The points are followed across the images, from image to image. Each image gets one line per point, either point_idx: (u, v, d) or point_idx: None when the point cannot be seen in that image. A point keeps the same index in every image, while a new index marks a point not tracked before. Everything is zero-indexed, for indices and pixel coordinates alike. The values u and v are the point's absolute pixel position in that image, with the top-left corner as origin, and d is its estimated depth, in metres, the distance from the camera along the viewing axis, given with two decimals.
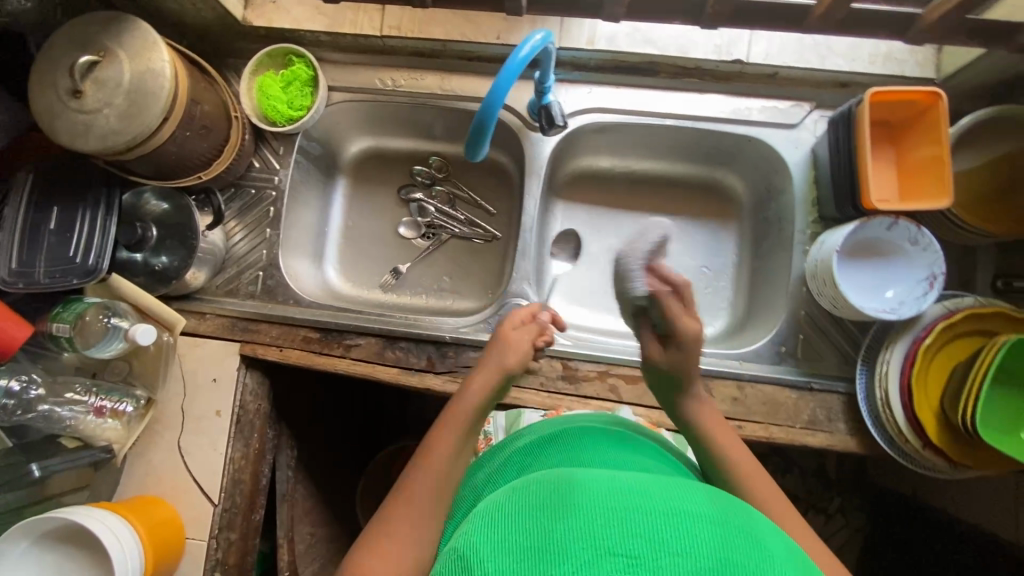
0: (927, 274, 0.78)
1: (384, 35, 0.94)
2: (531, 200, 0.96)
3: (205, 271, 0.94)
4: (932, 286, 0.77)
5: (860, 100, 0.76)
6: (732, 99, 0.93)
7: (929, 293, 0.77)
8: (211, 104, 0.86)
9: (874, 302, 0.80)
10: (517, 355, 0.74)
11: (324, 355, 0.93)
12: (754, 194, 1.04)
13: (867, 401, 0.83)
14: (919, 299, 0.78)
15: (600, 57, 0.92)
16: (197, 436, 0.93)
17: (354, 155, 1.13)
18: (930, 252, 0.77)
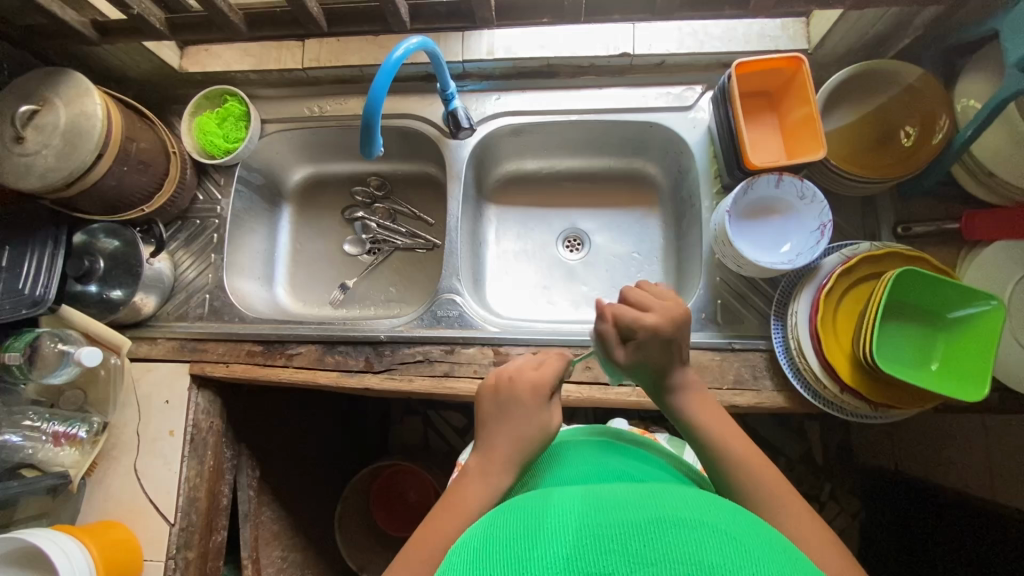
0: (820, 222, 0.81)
1: (306, 67, 1.03)
2: (455, 203, 1.03)
3: (154, 298, 1.00)
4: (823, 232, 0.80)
5: (729, 74, 0.83)
6: (629, 90, 1.00)
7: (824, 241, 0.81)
8: (149, 141, 0.94)
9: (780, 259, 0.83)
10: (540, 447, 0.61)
11: (268, 366, 0.97)
12: (670, 178, 1.10)
13: (785, 353, 0.85)
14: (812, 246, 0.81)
15: (501, 65, 1.00)
16: (152, 457, 0.96)
17: (298, 183, 1.21)
18: (816, 203, 0.82)
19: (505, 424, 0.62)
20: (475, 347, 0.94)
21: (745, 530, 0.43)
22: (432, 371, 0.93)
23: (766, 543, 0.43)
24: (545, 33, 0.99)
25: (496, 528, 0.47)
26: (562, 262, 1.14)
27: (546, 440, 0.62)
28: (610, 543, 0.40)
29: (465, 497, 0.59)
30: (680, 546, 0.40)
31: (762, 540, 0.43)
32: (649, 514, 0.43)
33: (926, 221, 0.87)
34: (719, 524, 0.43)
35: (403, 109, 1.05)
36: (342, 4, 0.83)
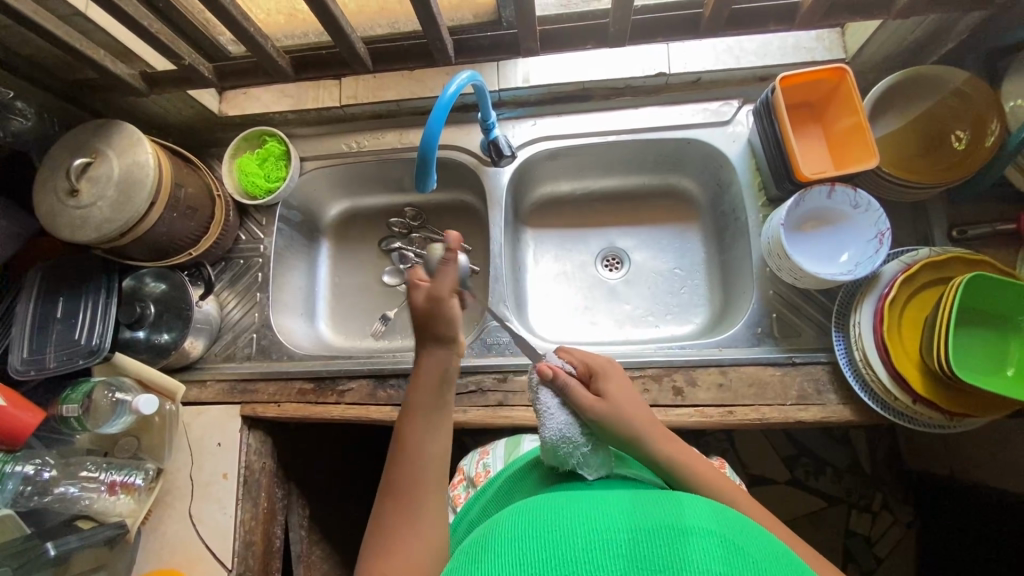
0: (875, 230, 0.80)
1: (344, 104, 1.04)
2: (497, 229, 1.03)
3: (202, 340, 1.00)
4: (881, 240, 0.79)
5: (773, 87, 0.83)
6: (664, 108, 1.01)
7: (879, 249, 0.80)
8: (195, 186, 0.95)
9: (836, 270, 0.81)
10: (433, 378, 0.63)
11: (320, 404, 0.96)
12: (708, 192, 1.10)
13: (849, 365, 0.84)
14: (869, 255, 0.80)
15: (538, 92, 1.01)
16: (207, 502, 0.95)
17: (334, 218, 1.22)
18: (873, 212, 0.80)
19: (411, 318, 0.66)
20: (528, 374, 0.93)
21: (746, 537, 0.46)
22: (485, 401, 0.92)
23: (768, 554, 0.45)
24: (581, 59, 1.00)
25: (499, 528, 0.48)
26: (602, 282, 1.14)
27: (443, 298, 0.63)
28: (617, 549, 0.43)
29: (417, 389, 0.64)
30: (692, 556, 0.41)
31: (762, 546, 0.45)
32: (655, 521, 0.45)
33: (980, 224, 0.86)
34: (722, 533, 0.44)
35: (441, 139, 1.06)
36: (388, 44, 0.84)
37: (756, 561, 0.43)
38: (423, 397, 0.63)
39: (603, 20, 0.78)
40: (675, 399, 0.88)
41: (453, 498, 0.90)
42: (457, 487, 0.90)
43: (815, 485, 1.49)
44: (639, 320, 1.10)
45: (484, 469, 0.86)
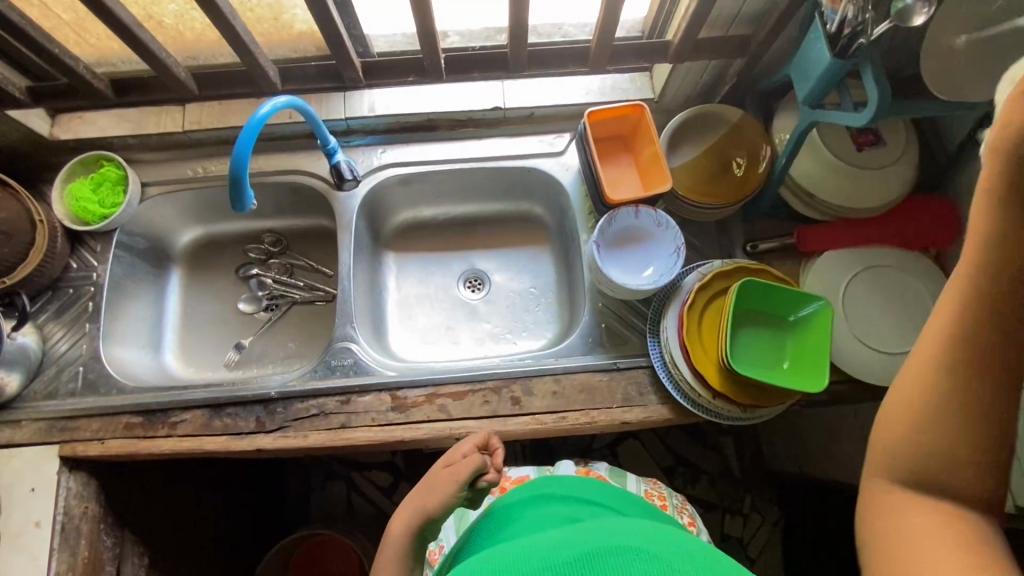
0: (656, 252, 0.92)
1: (187, 130, 1.04)
2: (348, 251, 1.04)
3: (17, 377, 0.93)
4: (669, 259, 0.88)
5: (582, 121, 0.92)
6: (504, 139, 1.09)
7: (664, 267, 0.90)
8: (9, 211, 0.90)
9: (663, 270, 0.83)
10: (401, 540, 0.83)
11: (149, 438, 0.91)
12: (555, 216, 1.18)
13: (663, 369, 0.91)
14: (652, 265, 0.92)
15: (383, 120, 1.06)
16: (14, 555, 0.87)
17: (188, 245, 1.19)
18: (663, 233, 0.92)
19: (442, 468, 0.85)
20: (372, 394, 0.93)
21: (666, 548, 0.59)
22: (328, 423, 0.91)
23: (681, 553, 0.58)
24: (422, 91, 1.07)
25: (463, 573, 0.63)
26: (463, 303, 1.19)
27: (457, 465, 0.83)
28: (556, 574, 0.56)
29: (409, 506, 0.85)
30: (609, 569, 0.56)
31: (693, 559, 0.57)
32: (596, 545, 0.59)
33: (770, 239, 0.99)
34: (648, 548, 0.58)
35: (289, 165, 1.08)
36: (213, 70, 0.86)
37: (667, 564, 0.56)
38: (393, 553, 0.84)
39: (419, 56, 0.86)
40: (513, 410, 0.92)
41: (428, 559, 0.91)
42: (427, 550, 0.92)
43: (691, 492, 1.58)
44: (496, 338, 1.15)
45: (437, 547, 0.91)
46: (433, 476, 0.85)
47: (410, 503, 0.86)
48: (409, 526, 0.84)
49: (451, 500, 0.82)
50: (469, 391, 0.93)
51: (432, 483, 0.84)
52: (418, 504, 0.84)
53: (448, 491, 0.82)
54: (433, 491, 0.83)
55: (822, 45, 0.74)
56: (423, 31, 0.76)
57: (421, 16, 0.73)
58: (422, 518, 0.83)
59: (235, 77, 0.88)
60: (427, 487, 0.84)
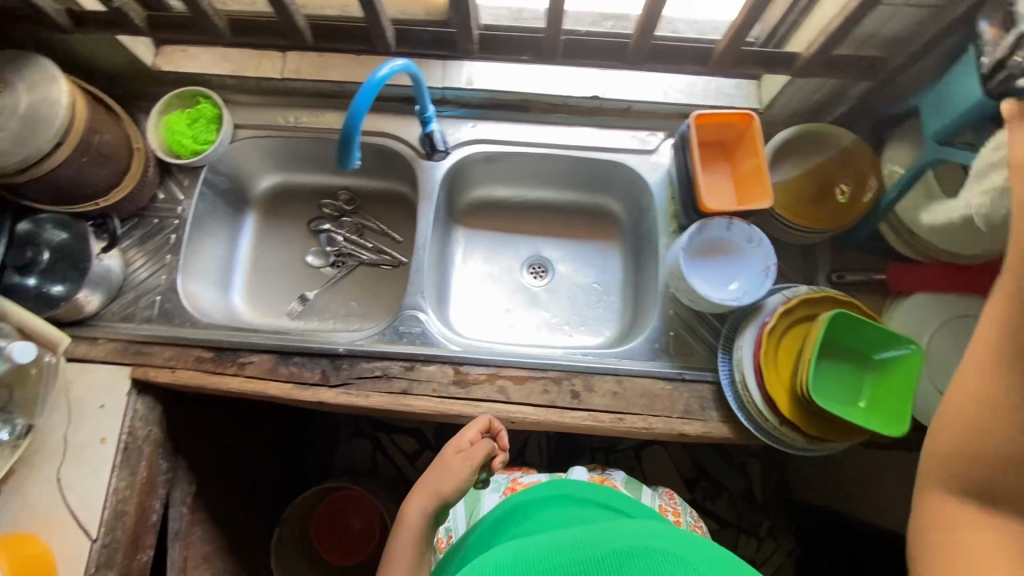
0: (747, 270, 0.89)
1: (285, 78, 1.04)
2: (426, 221, 1.04)
3: (99, 297, 0.96)
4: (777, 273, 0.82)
5: (689, 123, 0.90)
6: (597, 129, 1.07)
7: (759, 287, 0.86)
8: (113, 135, 0.91)
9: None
10: (413, 531, 0.81)
11: (217, 374, 0.94)
12: (631, 215, 1.16)
13: (731, 388, 0.90)
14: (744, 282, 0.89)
15: (479, 94, 1.04)
16: (79, 465, 0.91)
17: (265, 191, 1.20)
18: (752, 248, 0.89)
19: (447, 454, 0.84)
20: (436, 365, 0.94)
21: (690, 550, 0.60)
22: (389, 387, 0.93)
23: (705, 557, 0.59)
24: (523, 70, 1.05)
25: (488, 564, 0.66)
26: (526, 288, 1.18)
27: (468, 447, 0.84)
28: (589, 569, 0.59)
29: (420, 491, 0.83)
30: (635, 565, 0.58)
31: (717, 563, 0.58)
32: (619, 544, 0.61)
33: (857, 271, 0.96)
34: (670, 550, 0.60)
35: (379, 127, 1.08)
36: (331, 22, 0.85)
37: (690, 565, 0.58)
38: (405, 551, 0.80)
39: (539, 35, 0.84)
40: (572, 403, 0.92)
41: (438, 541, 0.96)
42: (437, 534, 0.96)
43: (710, 508, 1.57)
44: (554, 327, 1.15)
45: (448, 534, 0.96)
46: (439, 462, 0.84)
47: (416, 492, 0.84)
48: (421, 512, 0.82)
49: (465, 484, 0.82)
50: (531, 378, 0.93)
51: (442, 467, 0.83)
52: (428, 492, 0.82)
53: (462, 475, 0.82)
54: (445, 478, 0.82)
55: (972, 80, 0.70)
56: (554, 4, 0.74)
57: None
58: (437, 501, 0.82)
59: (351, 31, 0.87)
60: (434, 475, 0.83)
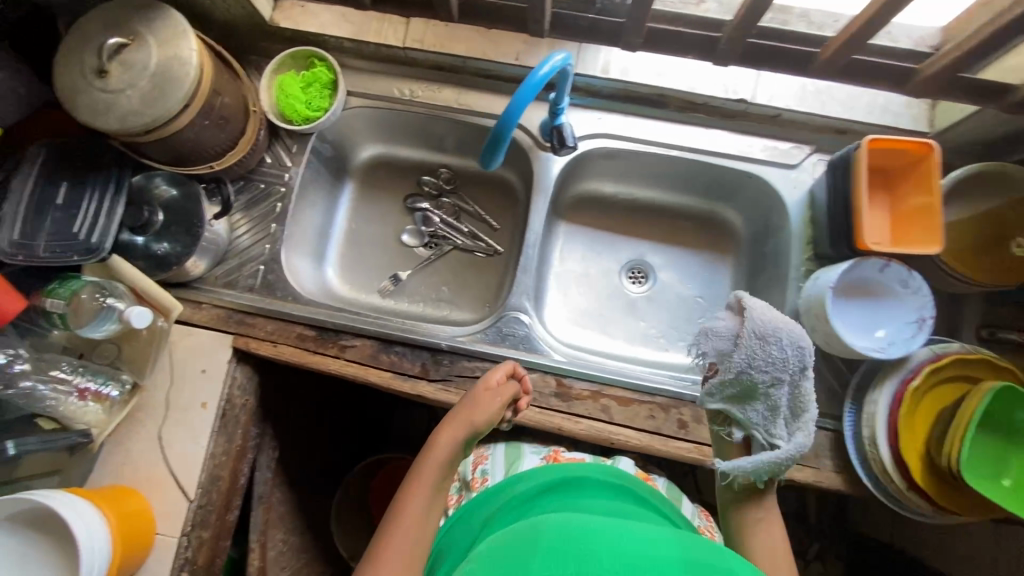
0: (798, 351, 0.74)
1: (406, 46, 0.97)
2: (537, 217, 0.98)
3: (206, 262, 0.94)
4: (767, 326, 0.74)
5: (859, 145, 0.80)
6: (736, 136, 0.97)
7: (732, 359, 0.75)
8: (232, 97, 0.87)
9: (764, 308, 0.76)
10: (437, 462, 0.74)
11: (317, 354, 0.92)
12: (750, 230, 1.08)
13: (854, 442, 0.84)
14: (803, 357, 0.75)
15: (613, 85, 0.96)
16: (179, 427, 0.91)
17: (364, 161, 1.16)
18: (801, 342, 0.73)
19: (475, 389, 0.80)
20: (538, 374, 0.90)
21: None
22: None
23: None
24: (665, 61, 0.95)
25: (515, 536, 0.61)
26: (625, 294, 1.12)
27: (502, 383, 0.81)
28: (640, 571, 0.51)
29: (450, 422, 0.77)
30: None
31: None
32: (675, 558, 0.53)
33: (1012, 329, 0.87)
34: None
35: (498, 108, 1.00)
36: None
37: None
38: (429, 474, 0.73)
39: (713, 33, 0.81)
40: (679, 433, 0.87)
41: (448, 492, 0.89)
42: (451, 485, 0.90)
43: None
44: (651, 340, 1.09)
45: (482, 476, 0.89)
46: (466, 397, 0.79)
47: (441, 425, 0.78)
48: (452, 450, 0.75)
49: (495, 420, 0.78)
50: (638, 401, 0.89)
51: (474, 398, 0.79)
52: (455, 424, 0.76)
53: (494, 408, 0.78)
54: (475, 409, 0.77)
55: None
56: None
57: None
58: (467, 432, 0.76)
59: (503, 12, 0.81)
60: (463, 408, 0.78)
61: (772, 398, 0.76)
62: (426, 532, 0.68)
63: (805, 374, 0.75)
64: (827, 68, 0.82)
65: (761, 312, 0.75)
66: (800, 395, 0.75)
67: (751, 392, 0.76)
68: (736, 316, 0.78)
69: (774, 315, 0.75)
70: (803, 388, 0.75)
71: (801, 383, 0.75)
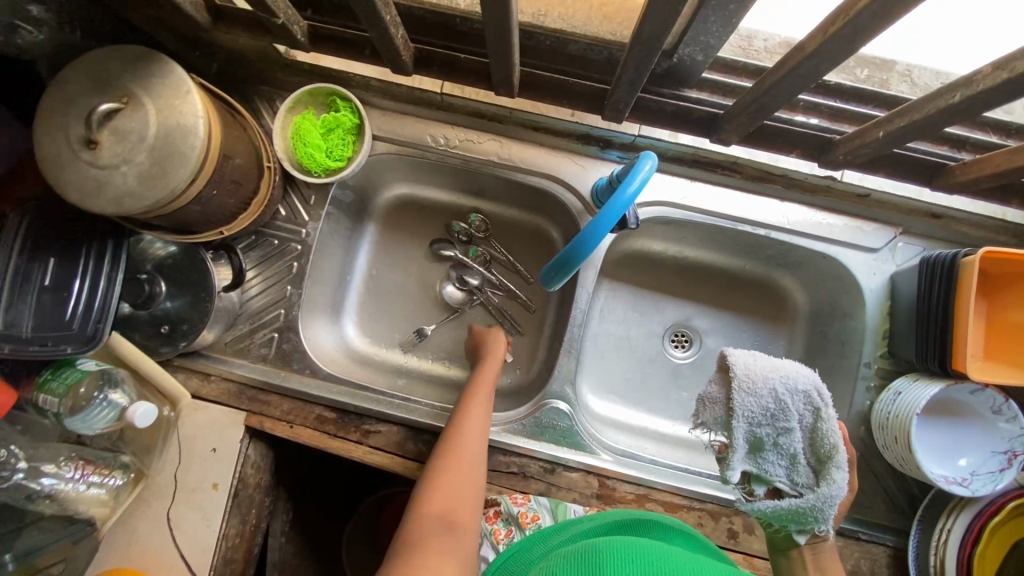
0: (800, 394, 0.64)
1: (444, 94, 0.84)
2: (583, 291, 0.89)
3: (216, 330, 0.85)
4: (755, 380, 0.64)
5: (971, 255, 0.70)
6: (812, 212, 0.86)
7: (735, 432, 0.64)
8: (244, 156, 0.75)
9: (750, 359, 0.65)
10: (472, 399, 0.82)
11: (339, 439, 0.84)
12: (812, 305, 0.98)
13: (917, 565, 0.78)
14: (805, 401, 0.64)
15: (681, 150, 0.85)
16: (189, 509, 0.84)
17: (387, 202, 1.04)
18: (797, 388, 0.63)
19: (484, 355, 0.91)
20: (580, 473, 0.83)
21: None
22: (525, 488, 0.82)
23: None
24: None
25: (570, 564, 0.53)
26: (667, 361, 1.04)
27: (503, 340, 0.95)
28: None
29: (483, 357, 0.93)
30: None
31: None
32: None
33: None
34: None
35: (546, 166, 0.88)
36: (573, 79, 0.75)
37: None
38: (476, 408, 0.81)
39: (834, 137, 0.75)
40: (729, 544, 0.80)
41: (492, 531, 0.79)
42: (495, 521, 0.79)
43: None
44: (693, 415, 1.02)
45: (531, 512, 0.78)
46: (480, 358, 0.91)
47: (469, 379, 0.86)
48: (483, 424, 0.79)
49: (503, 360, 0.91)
50: (686, 507, 0.82)
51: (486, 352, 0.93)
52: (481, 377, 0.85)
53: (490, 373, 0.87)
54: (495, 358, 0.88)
55: None
56: (926, 122, 0.60)
57: (957, 105, 0.56)
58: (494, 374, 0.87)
59: (572, 64, 0.73)
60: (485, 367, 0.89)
61: (787, 448, 0.64)
62: (477, 478, 0.73)
63: (818, 416, 0.64)
64: (959, 187, 0.74)
65: (747, 368, 0.64)
66: (819, 439, 0.64)
67: (761, 448, 0.65)
68: (721, 378, 0.66)
69: (760, 366, 0.64)
70: (823, 431, 0.64)
71: (818, 425, 0.64)
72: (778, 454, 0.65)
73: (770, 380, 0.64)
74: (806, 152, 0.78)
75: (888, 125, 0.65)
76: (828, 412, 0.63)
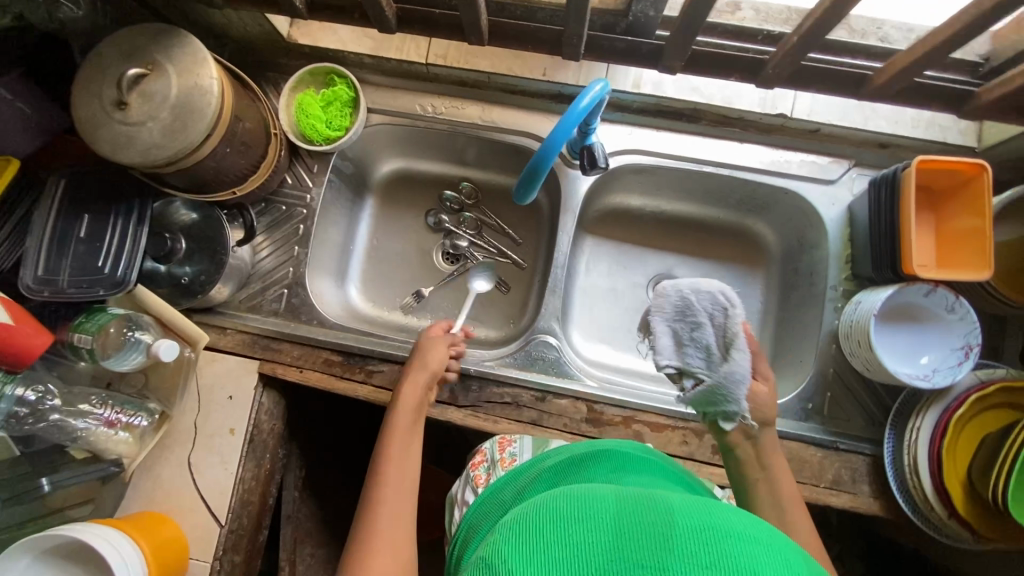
0: (709, 297, 0.71)
1: (429, 63, 0.94)
2: (564, 237, 0.96)
3: (230, 287, 0.93)
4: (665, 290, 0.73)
5: (908, 165, 0.77)
6: (771, 151, 0.94)
7: (653, 325, 0.73)
8: (253, 121, 0.85)
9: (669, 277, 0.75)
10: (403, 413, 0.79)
11: (345, 380, 0.91)
12: (783, 245, 1.05)
13: (895, 469, 0.83)
14: (713, 302, 0.70)
15: (644, 100, 0.93)
16: (209, 453, 0.91)
17: (384, 175, 1.13)
18: (705, 292, 0.71)
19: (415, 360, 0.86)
20: (569, 399, 0.88)
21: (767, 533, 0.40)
22: (519, 416, 0.88)
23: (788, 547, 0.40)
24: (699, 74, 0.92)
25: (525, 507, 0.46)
26: None
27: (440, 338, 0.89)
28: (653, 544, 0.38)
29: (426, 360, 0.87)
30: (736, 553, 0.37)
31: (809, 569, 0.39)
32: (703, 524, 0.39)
33: None
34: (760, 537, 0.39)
35: (524, 125, 0.96)
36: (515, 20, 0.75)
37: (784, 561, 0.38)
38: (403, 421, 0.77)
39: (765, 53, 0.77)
40: (714, 458, 0.85)
41: (473, 477, 0.82)
42: (478, 467, 0.82)
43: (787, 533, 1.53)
44: None
45: (511, 456, 0.80)
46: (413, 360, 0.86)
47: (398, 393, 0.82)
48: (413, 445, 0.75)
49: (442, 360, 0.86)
50: (671, 426, 0.87)
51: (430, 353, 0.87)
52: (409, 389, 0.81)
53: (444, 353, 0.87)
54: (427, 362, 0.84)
55: None
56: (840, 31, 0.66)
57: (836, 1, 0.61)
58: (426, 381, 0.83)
59: None
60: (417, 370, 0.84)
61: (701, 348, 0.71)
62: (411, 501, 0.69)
63: (726, 314, 0.70)
64: (879, 93, 0.76)
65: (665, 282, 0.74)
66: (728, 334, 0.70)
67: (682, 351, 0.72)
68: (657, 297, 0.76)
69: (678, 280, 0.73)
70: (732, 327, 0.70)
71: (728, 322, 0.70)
72: (695, 354, 0.71)
73: (681, 288, 0.72)
74: (743, 75, 0.78)
75: (800, 30, 0.68)
76: (735, 309, 0.69)
